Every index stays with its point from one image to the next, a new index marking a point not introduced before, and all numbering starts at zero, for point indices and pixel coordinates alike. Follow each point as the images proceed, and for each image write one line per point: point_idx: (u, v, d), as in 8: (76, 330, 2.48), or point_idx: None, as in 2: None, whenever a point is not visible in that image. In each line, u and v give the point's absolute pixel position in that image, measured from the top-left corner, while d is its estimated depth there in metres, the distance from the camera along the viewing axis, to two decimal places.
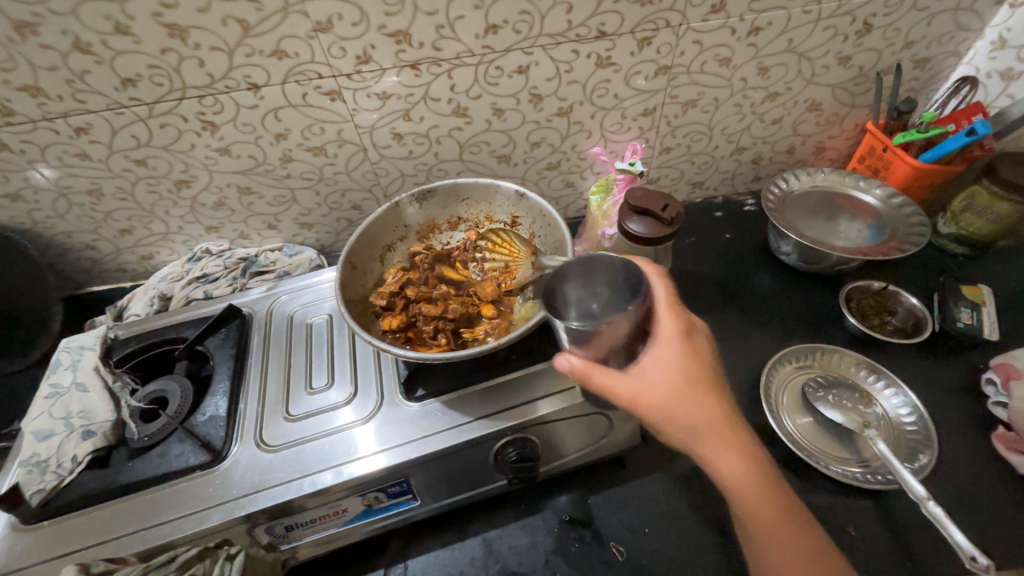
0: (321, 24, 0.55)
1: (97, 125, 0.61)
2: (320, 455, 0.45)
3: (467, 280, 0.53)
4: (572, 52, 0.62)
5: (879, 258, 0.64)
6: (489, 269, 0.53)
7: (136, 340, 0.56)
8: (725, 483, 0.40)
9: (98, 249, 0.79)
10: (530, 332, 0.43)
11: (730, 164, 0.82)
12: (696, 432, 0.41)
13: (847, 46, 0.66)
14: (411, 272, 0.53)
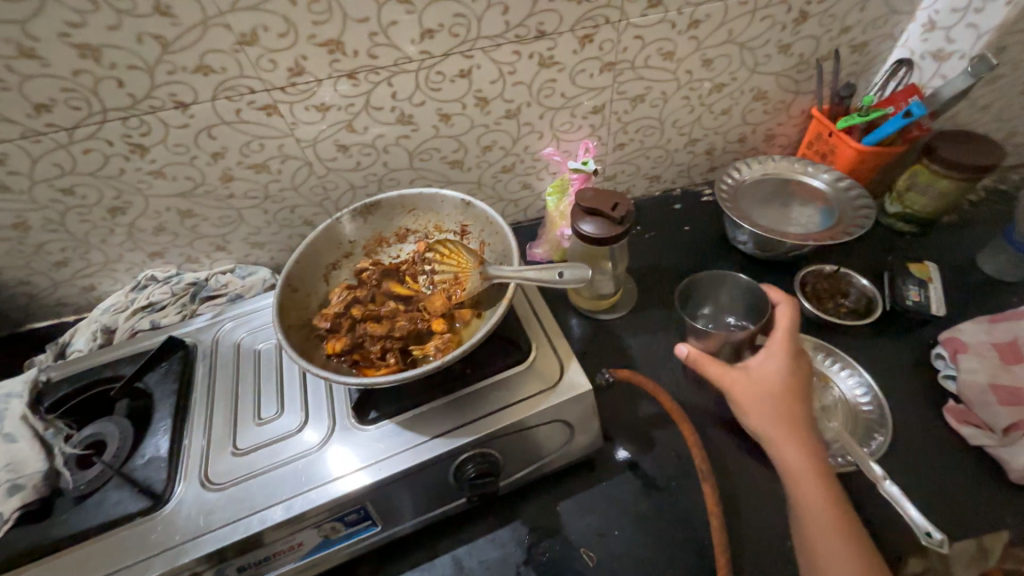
0: (246, 36, 0.53)
1: (13, 154, 0.58)
2: (270, 490, 0.43)
3: (417, 294, 0.51)
4: (514, 54, 0.61)
5: (829, 243, 0.65)
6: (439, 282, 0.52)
7: (70, 382, 0.53)
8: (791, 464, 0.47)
9: (32, 285, 0.75)
10: (475, 347, 0.41)
11: (685, 157, 0.82)
12: (769, 415, 0.48)
13: (786, 35, 0.67)
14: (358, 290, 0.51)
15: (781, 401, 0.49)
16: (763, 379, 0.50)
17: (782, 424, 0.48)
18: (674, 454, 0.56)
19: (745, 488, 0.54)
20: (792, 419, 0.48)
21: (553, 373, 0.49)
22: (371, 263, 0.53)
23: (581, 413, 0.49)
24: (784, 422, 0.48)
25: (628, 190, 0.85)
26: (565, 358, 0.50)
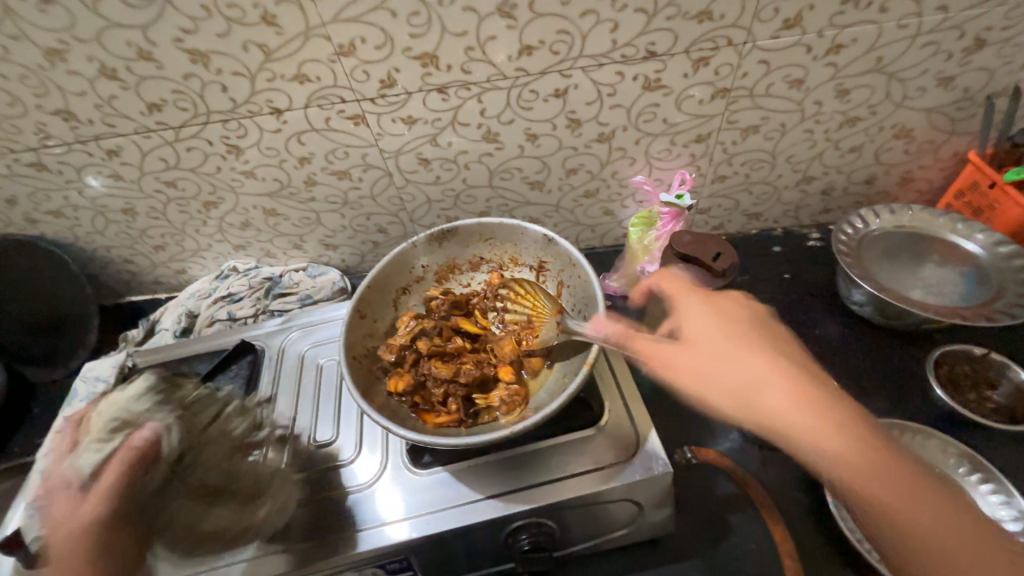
0: (344, 47, 0.51)
1: (127, 148, 0.61)
2: (317, 523, 0.42)
3: (485, 334, 0.48)
4: (617, 75, 0.55)
5: (982, 323, 0.54)
6: (511, 322, 0.50)
7: (150, 372, 0.55)
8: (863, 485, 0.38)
9: (135, 264, 0.80)
10: (546, 420, 0.37)
11: (795, 195, 0.72)
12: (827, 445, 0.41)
13: (951, 65, 0.55)
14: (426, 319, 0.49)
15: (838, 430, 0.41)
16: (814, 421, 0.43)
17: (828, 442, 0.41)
18: (753, 547, 0.49)
19: None
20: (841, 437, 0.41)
21: (628, 445, 0.43)
22: (442, 292, 0.51)
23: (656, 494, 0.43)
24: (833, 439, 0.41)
25: (720, 225, 0.77)
26: (643, 428, 0.44)
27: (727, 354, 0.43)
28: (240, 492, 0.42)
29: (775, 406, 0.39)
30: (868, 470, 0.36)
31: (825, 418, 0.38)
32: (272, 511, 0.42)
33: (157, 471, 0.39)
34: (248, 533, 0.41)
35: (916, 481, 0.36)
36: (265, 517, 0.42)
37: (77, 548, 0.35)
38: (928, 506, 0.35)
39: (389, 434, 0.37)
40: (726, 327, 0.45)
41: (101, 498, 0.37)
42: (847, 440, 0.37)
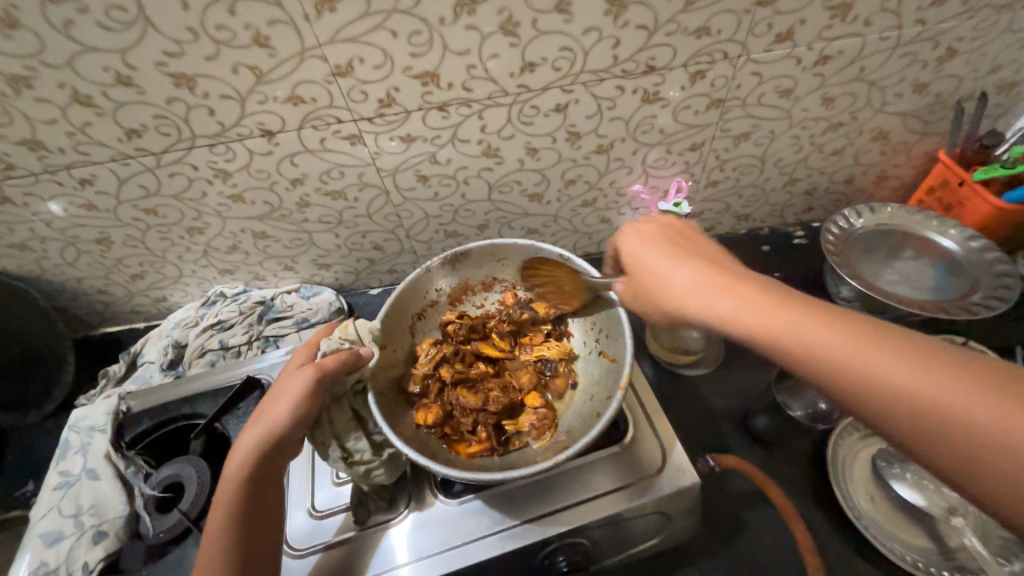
0: (341, 67, 0.49)
1: (102, 176, 0.57)
2: (359, 563, 0.43)
3: (506, 358, 0.52)
4: (617, 89, 0.55)
5: (963, 316, 0.58)
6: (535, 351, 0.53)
7: (150, 416, 0.54)
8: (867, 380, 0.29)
9: (110, 294, 0.75)
10: (588, 447, 0.39)
11: (781, 197, 0.75)
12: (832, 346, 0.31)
13: (925, 73, 0.59)
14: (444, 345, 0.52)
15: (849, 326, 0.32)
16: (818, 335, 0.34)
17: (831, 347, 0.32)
18: (769, 542, 0.52)
19: None
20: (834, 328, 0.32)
21: (654, 459, 0.46)
22: (457, 317, 0.54)
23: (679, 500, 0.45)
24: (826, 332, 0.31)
25: (712, 227, 0.79)
26: (667, 440, 0.47)
27: (680, 276, 0.39)
28: (373, 435, 0.46)
29: (726, 309, 0.35)
30: (843, 351, 0.30)
31: (790, 306, 0.33)
32: (387, 467, 0.44)
33: (354, 376, 0.45)
34: (367, 473, 0.44)
35: (924, 351, 0.28)
36: (382, 466, 0.44)
37: (278, 400, 0.42)
38: (943, 378, 0.27)
39: (431, 471, 0.40)
40: (686, 247, 0.42)
41: (310, 387, 0.42)
42: (822, 327, 0.31)
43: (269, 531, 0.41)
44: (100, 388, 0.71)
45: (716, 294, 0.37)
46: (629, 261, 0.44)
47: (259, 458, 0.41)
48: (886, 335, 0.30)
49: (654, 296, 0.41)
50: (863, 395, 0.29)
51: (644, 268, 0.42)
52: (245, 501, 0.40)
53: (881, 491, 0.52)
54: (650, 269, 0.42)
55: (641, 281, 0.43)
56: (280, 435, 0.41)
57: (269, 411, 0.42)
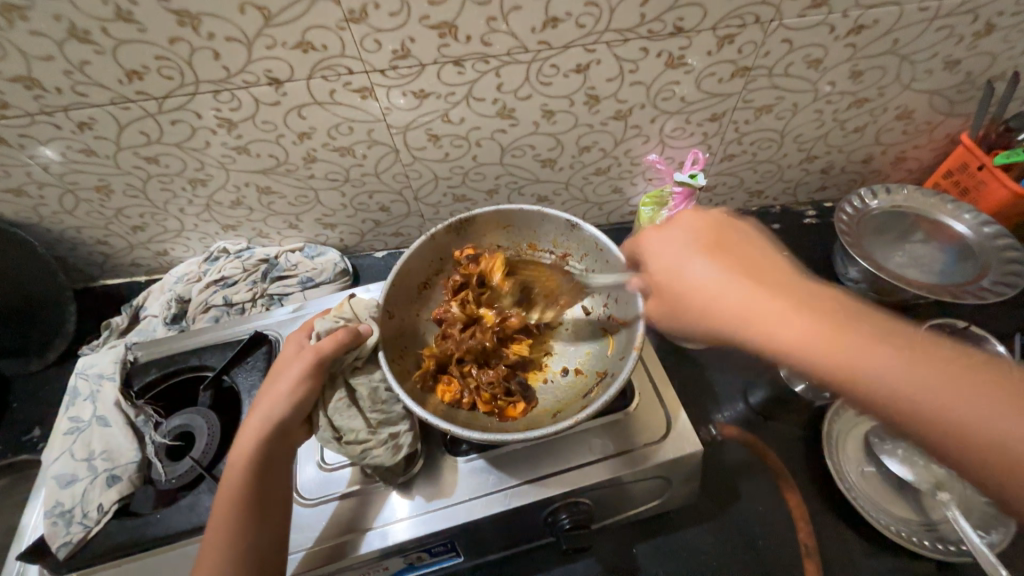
0: (354, 13, 0.46)
1: (101, 120, 0.55)
2: (367, 513, 0.44)
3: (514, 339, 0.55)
4: (641, 50, 0.53)
5: (971, 299, 0.58)
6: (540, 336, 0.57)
7: (157, 366, 0.54)
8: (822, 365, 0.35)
9: (110, 245, 0.74)
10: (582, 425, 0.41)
11: (796, 173, 0.74)
12: (785, 318, 0.37)
13: (960, 49, 0.57)
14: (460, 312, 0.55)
15: (813, 307, 0.37)
16: (717, 298, 0.40)
17: (815, 322, 0.36)
18: (759, 510, 0.54)
19: (839, 560, 0.51)
20: (804, 310, 0.37)
21: (658, 428, 0.47)
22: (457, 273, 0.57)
23: (679, 465, 0.47)
24: (781, 314, 0.37)
25: (723, 202, 0.79)
26: (671, 407, 0.49)
27: (723, 289, 0.40)
28: (368, 415, 0.45)
29: (751, 311, 0.38)
30: (851, 362, 0.34)
31: (766, 281, 0.39)
32: (387, 447, 0.44)
33: (353, 356, 0.47)
34: (363, 452, 0.43)
35: (894, 352, 0.33)
36: (380, 447, 0.43)
37: (279, 382, 0.44)
38: (973, 395, 0.31)
39: (453, 435, 0.41)
40: (723, 244, 0.44)
41: (309, 369, 0.44)
42: (849, 337, 0.35)
43: (277, 515, 0.41)
44: (103, 338, 0.70)
45: (781, 321, 0.37)
46: (664, 260, 0.44)
47: (264, 438, 0.42)
48: (962, 374, 0.32)
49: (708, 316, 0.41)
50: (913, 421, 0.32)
51: (685, 264, 0.43)
52: (249, 489, 0.40)
53: (869, 463, 0.54)
54: (681, 264, 0.43)
55: (675, 287, 0.43)
56: (281, 419, 0.43)
57: (267, 398, 0.44)
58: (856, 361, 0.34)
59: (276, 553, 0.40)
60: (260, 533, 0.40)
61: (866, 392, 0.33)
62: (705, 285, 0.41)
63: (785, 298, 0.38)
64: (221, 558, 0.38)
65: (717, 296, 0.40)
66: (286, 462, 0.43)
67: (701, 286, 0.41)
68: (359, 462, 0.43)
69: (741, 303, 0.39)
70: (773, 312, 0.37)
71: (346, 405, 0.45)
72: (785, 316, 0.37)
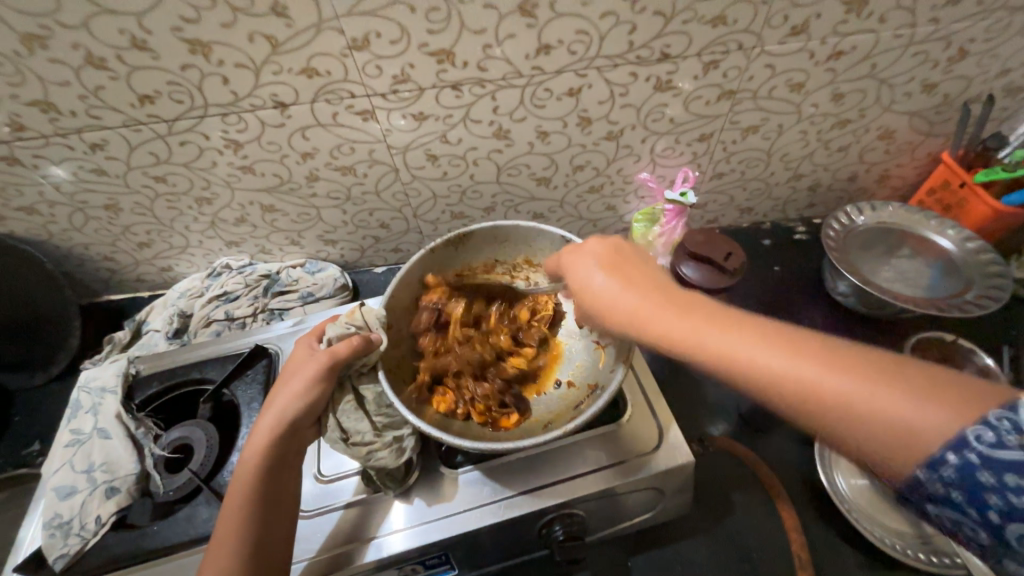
0: (357, 41, 0.49)
1: (113, 141, 0.57)
2: (362, 525, 0.45)
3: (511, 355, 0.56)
4: (630, 75, 0.56)
5: (957, 313, 0.59)
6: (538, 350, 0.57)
7: (159, 380, 0.55)
8: (730, 369, 0.32)
9: (116, 262, 0.76)
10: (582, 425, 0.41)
11: (785, 191, 0.76)
12: (685, 325, 0.34)
13: (935, 73, 0.59)
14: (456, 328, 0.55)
15: (714, 315, 0.34)
16: (626, 311, 0.38)
17: (715, 326, 0.33)
18: (755, 523, 0.54)
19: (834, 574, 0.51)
20: (704, 316, 0.34)
21: (652, 438, 0.48)
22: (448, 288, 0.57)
23: (672, 476, 0.47)
24: (682, 319, 0.35)
25: (715, 219, 0.81)
26: (664, 418, 0.50)
27: (625, 296, 0.38)
28: (374, 418, 0.46)
29: (648, 316, 0.36)
30: (757, 363, 0.31)
31: (672, 293, 0.37)
32: (392, 449, 0.45)
33: (363, 362, 0.47)
34: (368, 454, 0.44)
35: (800, 351, 0.30)
36: (385, 450, 0.44)
37: (292, 382, 0.45)
38: (882, 387, 0.27)
39: (446, 443, 0.42)
40: (628, 259, 0.42)
41: (322, 371, 0.45)
42: (750, 339, 0.32)
43: (285, 515, 0.42)
44: (105, 353, 0.71)
45: (683, 326, 0.34)
46: (575, 274, 0.43)
47: (275, 441, 0.42)
48: (869, 368, 0.28)
49: (618, 324, 0.38)
50: (829, 424, 0.28)
51: (591, 274, 0.42)
52: (261, 485, 0.41)
53: (863, 476, 0.54)
54: (588, 278, 0.42)
55: (587, 296, 0.41)
56: (294, 418, 0.44)
57: (281, 397, 0.44)
58: (758, 361, 0.31)
59: (280, 558, 0.40)
60: (267, 531, 0.40)
61: (775, 389, 0.30)
62: (610, 299, 0.39)
63: (688, 305, 0.36)
64: (227, 555, 0.38)
65: (624, 309, 0.38)
66: (294, 466, 0.43)
67: (608, 298, 0.39)
68: (364, 463, 0.44)
69: (643, 313, 0.37)
70: (674, 320, 0.35)
71: (354, 407, 0.46)
72: (686, 321, 0.34)
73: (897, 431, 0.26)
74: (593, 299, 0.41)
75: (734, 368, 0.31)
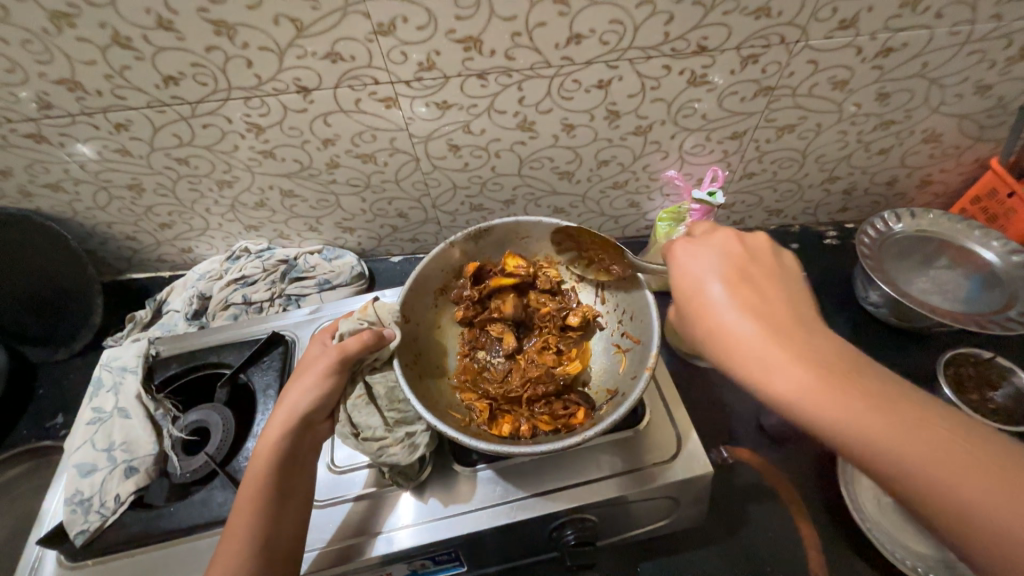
0: (383, 26, 0.48)
1: (137, 122, 0.57)
2: (373, 518, 0.45)
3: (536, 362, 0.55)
4: (663, 68, 0.53)
5: (997, 331, 0.56)
6: (560, 353, 0.56)
7: (178, 362, 0.56)
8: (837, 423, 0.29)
9: (138, 241, 0.77)
10: (597, 433, 0.41)
11: (818, 194, 0.73)
12: (794, 364, 0.31)
13: (991, 74, 0.56)
14: (482, 340, 0.57)
15: (830, 361, 0.31)
16: (727, 330, 0.35)
17: (825, 372, 0.31)
18: (769, 536, 0.53)
19: None
20: (822, 360, 0.32)
21: (669, 447, 0.47)
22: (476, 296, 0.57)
23: (689, 486, 0.46)
24: (792, 355, 0.32)
25: (741, 220, 0.78)
26: (683, 426, 0.48)
27: (740, 320, 0.35)
28: (386, 413, 0.46)
29: (752, 345, 0.33)
30: (862, 425, 0.29)
31: (790, 323, 0.34)
32: (403, 446, 0.44)
33: (375, 357, 0.47)
34: (380, 450, 0.44)
35: (922, 424, 0.28)
36: (397, 446, 0.44)
37: (303, 376, 0.45)
38: (996, 484, 0.26)
39: (461, 443, 0.41)
40: (747, 267, 0.38)
41: (333, 365, 0.45)
42: (865, 400, 0.29)
43: (296, 509, 0.42)
44: (127, 331, 0.73)
45: (785, 363, 0.32)
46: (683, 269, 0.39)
47: (285, 435, 0.43)
48: (989, 459, 0.26)
49: (713, 344, 0.36)
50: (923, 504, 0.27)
51: (703, 277, 0.38)
52: (270, 480, 0.41)
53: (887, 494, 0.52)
54: (699, 279, 0.38)
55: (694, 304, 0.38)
56: (304, 412, 0.44)
57: (292, 391, 0.44)
58: (868, 419, 0.29)
59: (288, 553, 0.40)
60: (276, 526, 0.40)
61: (881, 453, 0.28)
62: (715, 310, 0.36)
63: (800, 338, 0.33)
64: (237, 549, 0.38)
65: (727, 328, 0.35)
66: (304, 461, 0.43)
67: (712, 315, 0.36)
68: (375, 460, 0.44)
69: (746, 337, 0.34)
70: (780, 354, 0.32)
71: (364, 403, 0.46)
72: (799, 357, 0.32)
73: (993, 531, 0.25)
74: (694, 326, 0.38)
75: (840, 422, 0.29)
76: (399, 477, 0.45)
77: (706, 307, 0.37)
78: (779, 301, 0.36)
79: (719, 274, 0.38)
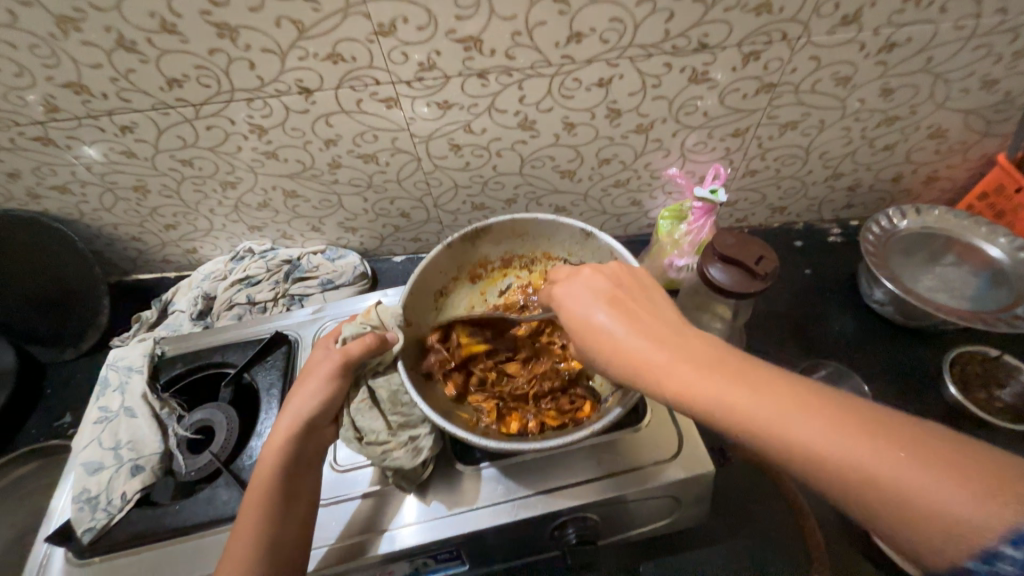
0: (383, 26, 0.48)
1: (142, 124, 0.57)
2: (375, 517, 0.45)
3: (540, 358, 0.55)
4: (664, 66, 0.53)
5: (1003, 328, 0.56)
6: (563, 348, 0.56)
7: (183, 361, 0.57)
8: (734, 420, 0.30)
9: (144, 242, 0.77)
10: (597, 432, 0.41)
11: (822, 191, 0.72)
12: (687, 369, 0.33)
13: (998, 69, 0.55)
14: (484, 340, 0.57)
15: (716, 359, 0.33)
16: (623, 350, 0.36)
17: (712, 370, 0.32)
18: (772, 536, 0.53)
19: None
20: (707, 362, 0.33)
21: (671, 445, 0.47)
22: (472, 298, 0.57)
23: (690, 485, 0.46)
24: (682, 364, 0.33)
25: (744, 218, 0.78)
26: (685, 425, 0.48)
27: (635, 342, 0.36)
28: (389, 417, 0.47)
29: (643, 360, 0.35)
30: (754, 412, 0.30)
31: (673, 335, 0.36)
32: (407, 449, 0.44)
33: (378, 360, 0.48)
34: (383, 453, 0.44)
35: (802, 401, 0.29)
36: (400, 449, 0.44)
37: (308, 380, 0.45)
38: (872, 443, 0.27)
39: (472, 443, 0.42)
40: (627, 293, 0.41)
41: (336, 369, 0.45)
42: (751, 392, 0.30)
43: (301, 512, 0.42)
44: (133, 331, 0.73)
45: (679, 372, 0.33)
46: (569, 307, 0.41)
47: (291, 439, 0.43)
48: (865, 420, 0.28)
49: (615, 366, 0.37)
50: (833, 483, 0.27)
51: (589, 306, 0.40)
52: (276, 484, 0.41)
53: None
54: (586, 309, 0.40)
55: (592, 342, 0.39)
56: (309, 417, 0.44)
57: (296, 396, 0.45)
58: (757, 407, 0.30)
59: (296, 554, 0.40)
60: (282, 529, 0.40)
61: (778, 439, 0.29)
62: (609, 335, 0.38)
63: (685, 348, 0.35)
64: (244, 552, 0.38)
65: (624, 348, 0.36)
66: (310, 464, 0.44)
67: (608, 340, 0.37)
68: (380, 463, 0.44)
69: (639, 357, 0.35)
70: (671, 365, 0.34)
71: (368, 408, 0.47)
72: (689, 366, 0.33)
73: (887, 490, 0.26)
74: (595, 354, 0.39)
75: (738, 417, 0.30)
76: (404, 481, 0.45)
77: (599, 334, 0.38)
78: (660, 318, 0.38)
79: (602, 302, 0.40)
